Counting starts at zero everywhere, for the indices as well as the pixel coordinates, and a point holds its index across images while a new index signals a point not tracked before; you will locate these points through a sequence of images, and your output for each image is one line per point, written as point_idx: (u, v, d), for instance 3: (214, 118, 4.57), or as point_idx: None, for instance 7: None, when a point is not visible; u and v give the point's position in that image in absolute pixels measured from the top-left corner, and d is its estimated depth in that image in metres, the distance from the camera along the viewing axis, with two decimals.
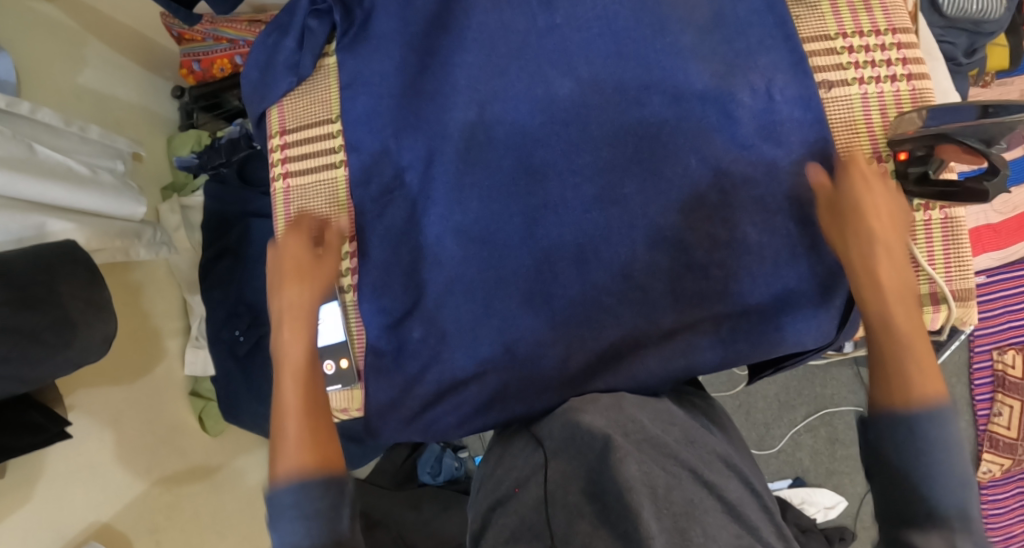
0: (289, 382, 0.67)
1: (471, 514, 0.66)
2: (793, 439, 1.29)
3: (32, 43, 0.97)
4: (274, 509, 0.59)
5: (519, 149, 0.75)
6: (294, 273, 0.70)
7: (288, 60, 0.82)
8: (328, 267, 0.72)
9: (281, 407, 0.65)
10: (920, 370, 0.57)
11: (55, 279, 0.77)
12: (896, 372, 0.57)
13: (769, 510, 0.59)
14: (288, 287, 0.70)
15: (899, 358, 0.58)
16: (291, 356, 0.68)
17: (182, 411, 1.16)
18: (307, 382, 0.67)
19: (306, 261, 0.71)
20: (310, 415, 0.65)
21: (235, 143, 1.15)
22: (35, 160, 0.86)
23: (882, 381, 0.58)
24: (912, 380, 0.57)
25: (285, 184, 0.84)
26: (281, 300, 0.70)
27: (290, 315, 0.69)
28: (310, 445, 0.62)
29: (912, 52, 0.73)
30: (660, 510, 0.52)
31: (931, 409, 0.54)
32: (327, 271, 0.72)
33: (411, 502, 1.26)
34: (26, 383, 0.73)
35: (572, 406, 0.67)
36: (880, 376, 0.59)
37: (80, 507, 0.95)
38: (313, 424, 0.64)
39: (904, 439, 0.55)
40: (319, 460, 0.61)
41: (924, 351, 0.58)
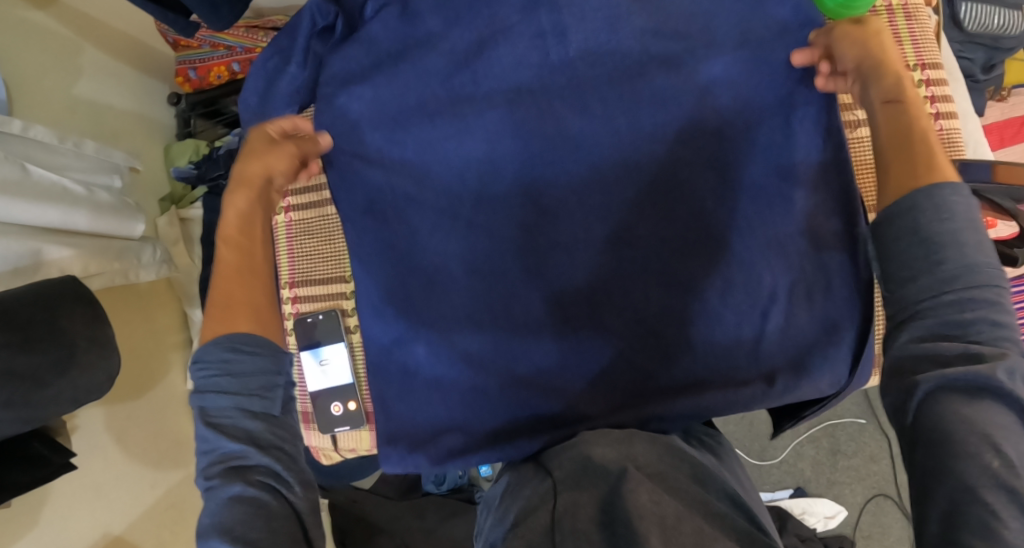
0: (224, 247, 0.65)
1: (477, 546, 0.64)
2: (795, 450, 1.29)
3: (24, 55, 0.93)
4: (200, 370, 0.58)
5: (529, 184, 0.74)
6: (258, 152, 0.70)
7: (290, 87, 0.78)
8: (282, 157, 0.71)
9: (216, 269, 0.64)
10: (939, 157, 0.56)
11: (58, 317, 0.75)
12: (908, 156, 0.57)
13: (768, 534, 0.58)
14: (246, 158, 0.70)
15: (917, 145, 0.57)
16: (230, 218, 0.67)
17: (185, 426, 1.15)
18: (246, 247, 0.65)
19: (263, 148, 0.70)
20: (241, 279, 0.63)
21: (232, 154, 1.11)
22: (28, 181, 0.82)
23: (897, 165, 0.58)
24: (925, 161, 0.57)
25: (286, 219, 0.84)
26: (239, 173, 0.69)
27: (242, 183, 0.68)
28: (242, 310, 0.61)
29: (940, 90, 0.72)
30: (669, 538, 0.52)
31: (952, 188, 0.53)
32: (281, 161, 0.71)
33: (413, 511, 1.26)
34: (29, 422, 0.72)
35: (580, 437, 0.67)
36: (898, 168, 0.58)
37: (85, 529, 0.95)
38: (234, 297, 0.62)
39: (927, 242, 0.52)
40: (253, 328, 0.61)
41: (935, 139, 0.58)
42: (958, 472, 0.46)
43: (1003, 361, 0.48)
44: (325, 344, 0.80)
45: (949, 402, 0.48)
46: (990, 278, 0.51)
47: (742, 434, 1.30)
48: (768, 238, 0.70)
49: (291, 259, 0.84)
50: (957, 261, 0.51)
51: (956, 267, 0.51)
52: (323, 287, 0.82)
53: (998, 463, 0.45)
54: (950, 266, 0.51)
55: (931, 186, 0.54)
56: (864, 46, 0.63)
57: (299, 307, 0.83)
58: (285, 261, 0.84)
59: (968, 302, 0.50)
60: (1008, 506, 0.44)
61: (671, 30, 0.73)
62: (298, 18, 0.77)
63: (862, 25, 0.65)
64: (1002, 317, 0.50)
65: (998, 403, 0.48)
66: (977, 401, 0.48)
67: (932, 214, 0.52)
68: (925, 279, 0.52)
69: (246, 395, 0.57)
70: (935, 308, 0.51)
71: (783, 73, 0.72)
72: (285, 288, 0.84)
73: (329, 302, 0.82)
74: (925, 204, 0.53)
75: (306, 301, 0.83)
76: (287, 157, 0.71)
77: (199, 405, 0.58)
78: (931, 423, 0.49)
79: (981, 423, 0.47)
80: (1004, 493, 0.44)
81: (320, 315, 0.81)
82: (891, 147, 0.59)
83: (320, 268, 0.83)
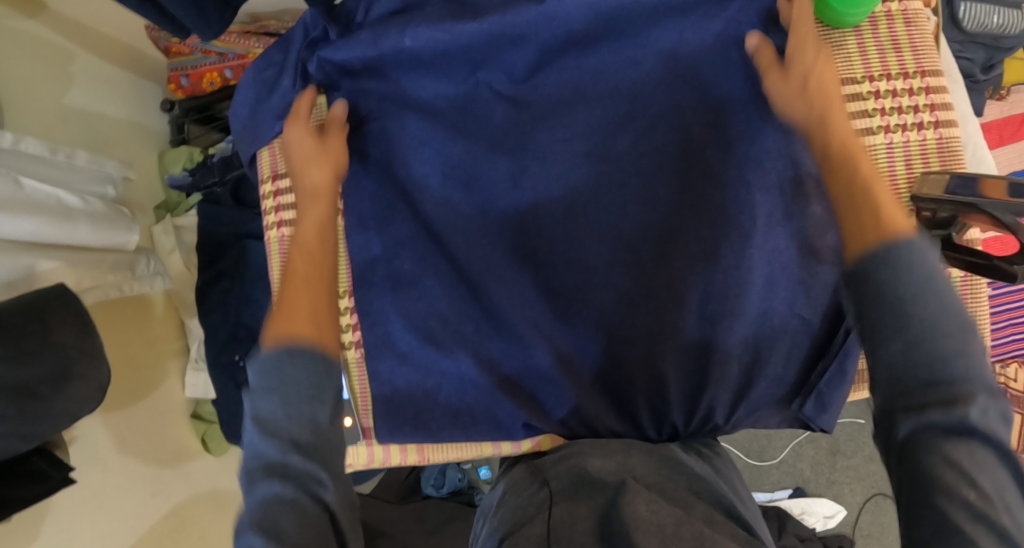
0: (298, 252, 0.66)
1: None
2: (795, 450, 1.29)
3: (12, 68, 0.93)
4: (257, 372, 0.54)
5: (526, 197, 0.75)
6: (313, 154, 0.73)
7: (281, 100, 0.79)
8: (335, 149, 0.74)
9: (286, 278, 0.64)
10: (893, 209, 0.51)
11: (51, 329, 0.75)
12: (859, 214, 0.52)
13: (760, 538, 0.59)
14: (310, 165, 0.73)
15: (869, 196, 0.53)
16: (306, 228, 0.69)
17: (184, 434, 1.15)
18: (314, 256, 0.66)
19: (313, 147, 0.73)
20: (309, 282, 0.63)
21: (227, 162, 1.09)
22: (22, 195, 0.82)
23: (850, 227, 0.52)
24: (874, 211, 0.52)
25: (279, 233, 0.81)
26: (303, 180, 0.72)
27: (308, 192, 0.72)
28: (303, 309, 0.59)
29: (940, 98, 0.70)
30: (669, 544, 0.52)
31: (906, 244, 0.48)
32: (336, 152, 0.74)
33: (414, 515, 1.25)
34: (28, 440, 0.74)
35: (576, 451, 0.69)
36: (851, 219, 0.53)
37: (86, 540, 0.95)
38: (313, 293, 0.62)
39: (895, 285, 0.47)
40: (310, 331, 0.57)
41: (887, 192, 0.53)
42: (934, 504, 0.42)
43: (977, 400, 0.43)
44: None
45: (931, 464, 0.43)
46: (959, 322, 0.45)
47: (741, 435, 1.30)
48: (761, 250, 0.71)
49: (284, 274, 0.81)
50: (922, 304, 0.46)
51: (919, 311, 0.46)
52: None
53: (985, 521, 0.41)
54: (915, 320, 0.46)
55: (882, 241, 0.49)
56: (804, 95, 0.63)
57: None
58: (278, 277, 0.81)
59: (941, 347, 0.45)
60: (988, 538, 0.40)
61: (664, 35, 0.72)
62: (293, 33, 0.79)
63: (790, 71, 0.66)
64: (975, 355, 0.45)
65: (980, 443, 0.43)
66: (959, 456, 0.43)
67: (890, 263, 0.48)
68: (890, 332, 0.47)
69: (295, 397, 0.53)
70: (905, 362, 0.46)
71: None
72: None
73: None
74: (878, 265, 0.48)
75: None
76: (340, 146, 0.75)
77: (249, 406, 0.53)
78: (913, 464, 0.44)
79: (959, 460, 0.42)
80: (982, 524, 0.40)
81: None
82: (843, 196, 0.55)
83: None
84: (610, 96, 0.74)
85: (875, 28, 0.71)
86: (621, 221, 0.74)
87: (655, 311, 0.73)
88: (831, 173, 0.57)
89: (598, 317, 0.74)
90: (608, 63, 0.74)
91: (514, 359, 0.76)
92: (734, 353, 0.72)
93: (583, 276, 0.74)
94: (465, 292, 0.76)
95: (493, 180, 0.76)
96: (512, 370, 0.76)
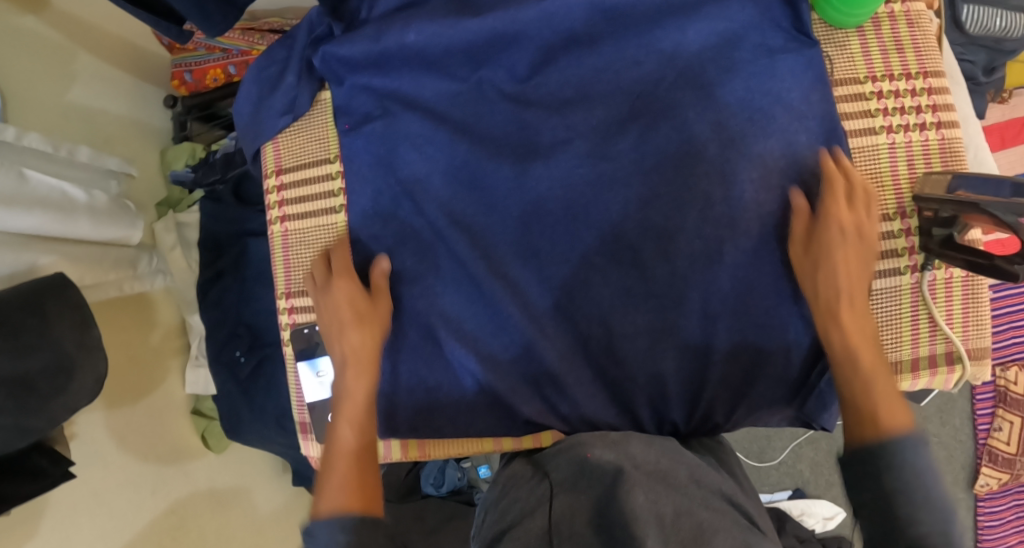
0: (345, 426, 0.68)
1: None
2: (794, 451, 1.29)
3: (16, 64, 0.93)
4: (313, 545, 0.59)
5: (528, 195, 0.75)
6: (359, 315, 0.72)
7: (285, 98, 0.80)
8: (381, 311, 0.74)
9: (333, 453, 0.67)
10: (890, 399, 0.59)
11: (49, 323, 0.76)
12: (857, 409, 0.60)
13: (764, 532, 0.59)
14: (350, 330, 0.71)
15: (868, 393, 0.60)
16: (353, 399, 0.69)
17: (184, 431, 1.15)
18: (362, 428, 0.68)
19: (361, 308, 0.72)
20: (358, 463, 0.66)
21: (229, 159, 1.13)
22: (26, 189, 0.82)
23: (850, 419, 0.60)
24: (874, 409, 0.59)
25: (282, 228, 0.82)
26: (343, 342, 0.71)
27: (346, 359, 0.71)
28: (343, 488, 0.63)
29: (943, 99, 0.70)
30: (669, 533, 0.53)
31: (901, 439, 0.55)
32: (381, 314, 0.74)
33: (413, 514, 1.25)
34: (27, 434, 0.74)
35: (577, 441, 0.69)
36: (853, 414, 0.60)
37: (85, 536, 0.94)
38: (359, 469, 0.65)
39: (879, 464, 0.55)
40: (358, 503, 0.61)
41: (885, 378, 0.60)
42: None
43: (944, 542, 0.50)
44: (320, 355, 0.79)
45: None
46: (926, 482, 0.53)
47: (740, 436, 1.30)
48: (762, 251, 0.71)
49: (287, 268, 0.82)
50: (894, 472, 0.54)
51: (890, 476, 0.54)
52: None
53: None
54: (888, 482, 0.54)
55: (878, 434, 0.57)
56: (819, 262, 0.66)
57: (295, 317, 0.81)
58: (281, 271, 0.82)
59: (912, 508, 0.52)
60: None
61: (666, 35, 0.73)
62: (297, 31, 0.79)
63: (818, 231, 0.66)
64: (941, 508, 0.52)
65: None
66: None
67: (882, 448, 0.55)
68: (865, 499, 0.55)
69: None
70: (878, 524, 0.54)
71: (787, 74, 0.71)
72: (281, 298, 0.82)
73: None
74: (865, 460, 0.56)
75: (302, 311, 0.81)
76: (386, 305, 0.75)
77: None
78: None
79: None
80: None
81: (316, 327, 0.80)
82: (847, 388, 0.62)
83: None
84: (613, 96, 0.74)
85: (877, 29, 0.71)
86: (622, 220, 0.74)
87: (655, 310, 0.73)
88: (834, 351, 0.64)
89: (598, 316, 0.74)
90: (611, 62, 0.74)
91: (514, 357, 0.76)
92: (734, 353, 0.72)
93: (583, 274, 0.74)
94: (465, 291, 0.77)
95: (495, 178, 0.76)
96: (512, 368, 0.76)
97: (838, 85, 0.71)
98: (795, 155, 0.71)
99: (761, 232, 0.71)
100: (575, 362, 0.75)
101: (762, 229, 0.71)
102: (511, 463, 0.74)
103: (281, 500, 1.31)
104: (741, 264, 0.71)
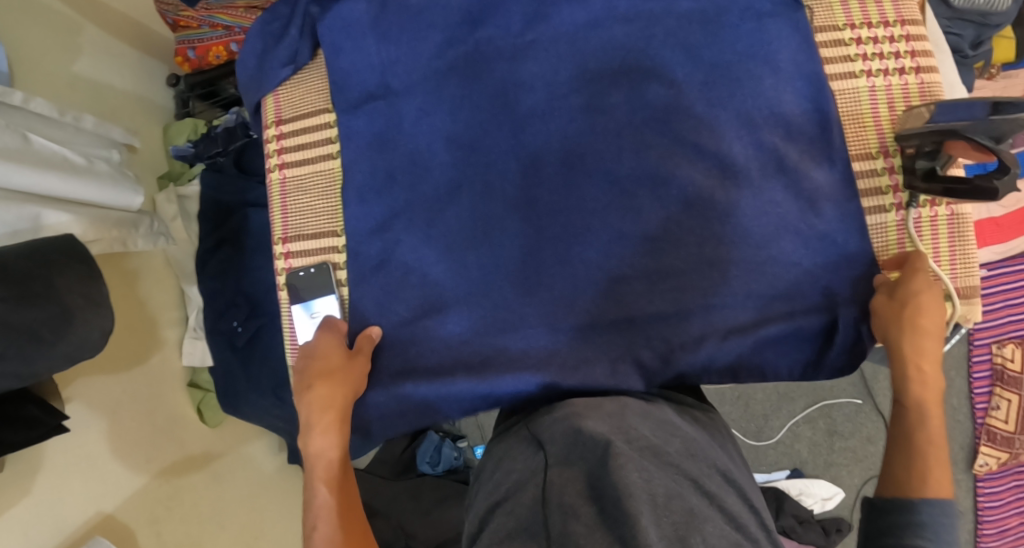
0: (320, 488, 0.66)
1: (466, 520, 0.63)
2: (792, 430, 1.28)
3: (26, 31, 0.95)
4: None
5: (522, 145, 0.76)
6: (324, 370, 0.72)
7: (287, 50, 0.82)
8: (354, 368, 0.74)
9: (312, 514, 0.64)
10: (938, 468, 0.59)
11: (53, 274, 0.77)
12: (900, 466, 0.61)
13: (764, 520, 0.58)
14: (318, 383, 0.70)
15: (917, 454, 0.60)
16: (319, 459, 0.68)
17: (181, 402, 1.15)
18: (341, 484, 0.67)
19: (332, 362, 0.73)
20: (344, 521, 0.64)
21: (230, 131, 1.14)
22: (30, 150, 0.84)
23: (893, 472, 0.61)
24: (922, 472, 0.59)
25: (281, 175, 0.84)
26: (308, 399, 0.69)
27: (310, 421, 0.69)
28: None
29: (921, 45, 0.73)
30: (659, 517, 0.50)
31: (938, 508, 0.56)
32: (354, 372, 0.74)
33: (409, 492, 1.24)
34: (23, 378, 0.74)
35: (574, 410, 0.67)
36: (900, 465, 0.61)
37: (79, 500, 0.94)
38: (344, 520, 0.64)
39: (910, 525, 0.56)
40: None
41: (939, 448, 0.60)
42: None
43: None
44: (315, 298, 0.80)
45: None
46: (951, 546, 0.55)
47: (737, 414, 1.30)
48: (754, 194, 0.71)
49: (284, 213, 0.83)
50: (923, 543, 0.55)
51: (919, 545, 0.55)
52: (316, 241, 0.82)
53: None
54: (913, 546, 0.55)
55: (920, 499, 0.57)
56: (895, 318, 0.65)
57: (292, 262, 0.82)
58: (279, 218, 0.84)
59: None
60: None
61: None
62: None
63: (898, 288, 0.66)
64: None
65: None
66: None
67: (916, 519, 0.56)
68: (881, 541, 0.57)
69: None
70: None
71: (776, 33, 0.72)
72: (278, 245, 0.83)
73: (323, 256, 0.82)
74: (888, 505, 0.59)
75: (300, 255, 0.82)
76: (365, 363, 0.76)
77: None
78: None
79: None
80: None
81: (313, 270, 0.81)
82: (895, 441, 0.63)
83: (313, 222, 0.83)
84: (606, 47, 0.75)
85: None
86: (617, 166, 0.74)
87: (647, 254, 0.73)
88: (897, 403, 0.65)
89: (590, 263, 0.74)
90: (601, 16, 0.74)
91: (503, 305, 0.76)
92: (727, 295, 0.72)
93: (576, 222, 0.74)
94: (459, 241, 0.77)
95: (495, 129, 0.76)
96: (505, 315, 0.76)
97: (819, 34, 0.74)
98: (782, 101, 0.72)
99: (753, 176, 0.72)
100: (570, 309, 0.75)
101: (754, 173, 0.72)
102: (508, 431, 0.73)
103: (271, 470, 1.32)
104: (732, 209, 0.72)
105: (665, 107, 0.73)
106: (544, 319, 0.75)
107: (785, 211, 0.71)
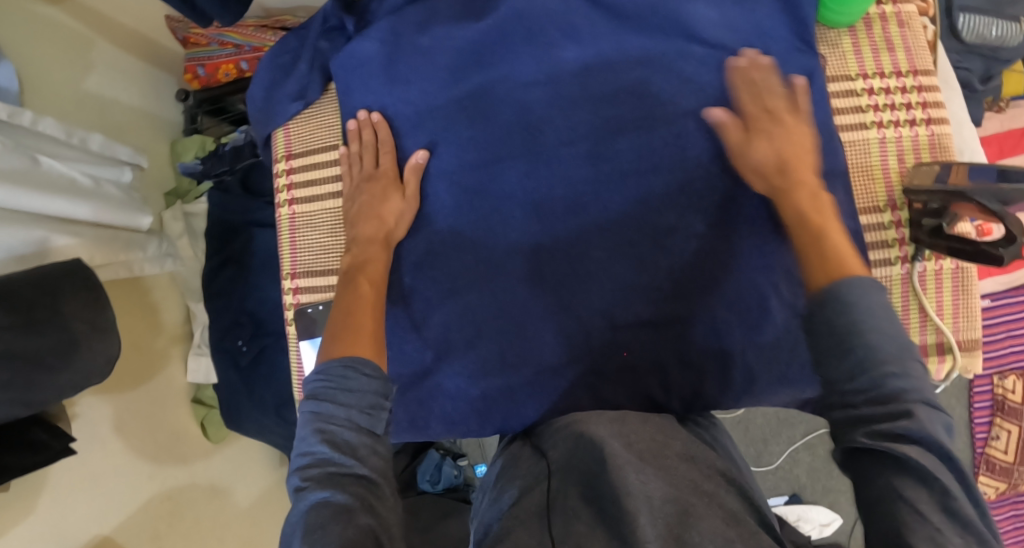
0: (368, 286, 0.71)
1: (471, 527, 0.63)
2: (791, 456, 1.28)
3: (35, 49, 0.95)
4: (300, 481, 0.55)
5: (528, 185, 0.76)
6: (378, 190, 0.77)
7: (297, 85, 0.84)
8: (393, 203, 0.77)
9: (354, 299, 0.70)
10: (850, 257, 0.56)
11: (59, 299, 0.77)
12: (817, 263, 0.57)
13: (773, 525, 0.56)
14: (377, 203, 0.76)
15: (828, 247, 0.58)
16: (371, 267, 0.73)
17: (184, 419, 1.16)
18: (378, 285, 0.72)
19: (369, 193, 0.77)
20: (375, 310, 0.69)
21: (238, 151, 1.15)
22: (37, 172, 0.84)
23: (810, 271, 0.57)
24: (832, 262, 0.56)
25: (290, 211, 0.85)
26: (376, 211, 0.76)
27: (363, 234, 0.75)
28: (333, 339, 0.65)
29: (932, 96, 0.73)
30: (656, 518, 0.50)
31: (860, 285, 0.53)
32: (395, 207, 0.76)
33: (410, 510, 1.25)
34: (29, 406, 0.74)
35: (576, 418, 0.66)
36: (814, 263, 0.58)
37: (82, 518, 0.94)
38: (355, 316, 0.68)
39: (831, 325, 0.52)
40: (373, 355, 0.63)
41: (837, 231, 0.59)
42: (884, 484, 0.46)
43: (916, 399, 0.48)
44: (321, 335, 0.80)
45: (872, 479, 0.47)
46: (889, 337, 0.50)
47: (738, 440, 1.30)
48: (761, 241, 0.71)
49: (294, 249, 0.85)
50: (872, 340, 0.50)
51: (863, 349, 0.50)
52: (323, 278, 0.83)
53: (943, 520, 0.44)
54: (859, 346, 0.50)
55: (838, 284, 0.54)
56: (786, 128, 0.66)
57: (300, 297, 0.84)
58: (287, 251, 0.85)
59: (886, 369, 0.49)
60: (930, 503, 0.44)
61: (668, 32, 0.74)
62: (312, 18, 0.84)
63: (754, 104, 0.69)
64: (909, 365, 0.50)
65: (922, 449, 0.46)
66: (924, 477, 0.45)
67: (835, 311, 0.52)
68: (841, 366, 0.51)
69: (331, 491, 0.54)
70: (849, 382, 0.50)
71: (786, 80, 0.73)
72: (286, 279, 0.85)
73: (329, 293, 0.82)
74: (835, 301, 0.53)
75: (307, 292, 0.83)
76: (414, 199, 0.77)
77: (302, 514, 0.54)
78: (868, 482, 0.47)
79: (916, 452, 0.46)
80: (924, 487, 0.45)
81: (320, 307, 0.81)
82: (807, 241, 0.60)
83: (320, 259, 0.83)
84: (614, 88, 0.74)
85: (868, 28, 0.75)
86: (620, 210, 0.74)
87: (650, 299, 0.74)
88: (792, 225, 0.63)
89: (595, 306, 0.75)
90: (611, 59, 0.75)
91: (506, 346, 0.76)
92: (733, 342, 0.73)
93: (580, 265, 0.75)
94: (466, 281, 0.77)
95: (505, 170, 0.76)
96: (509, 356, 0.76)
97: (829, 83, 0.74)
98: None
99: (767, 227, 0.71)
100: (573, 352, 0.75)
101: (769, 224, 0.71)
102: (509, 444, 0.72)
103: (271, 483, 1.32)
104: (735, 258, 0.72)
105: (673, 152, 0.73)
106: (546, 362, 0.75)
107: (790, 265, 0.71)
